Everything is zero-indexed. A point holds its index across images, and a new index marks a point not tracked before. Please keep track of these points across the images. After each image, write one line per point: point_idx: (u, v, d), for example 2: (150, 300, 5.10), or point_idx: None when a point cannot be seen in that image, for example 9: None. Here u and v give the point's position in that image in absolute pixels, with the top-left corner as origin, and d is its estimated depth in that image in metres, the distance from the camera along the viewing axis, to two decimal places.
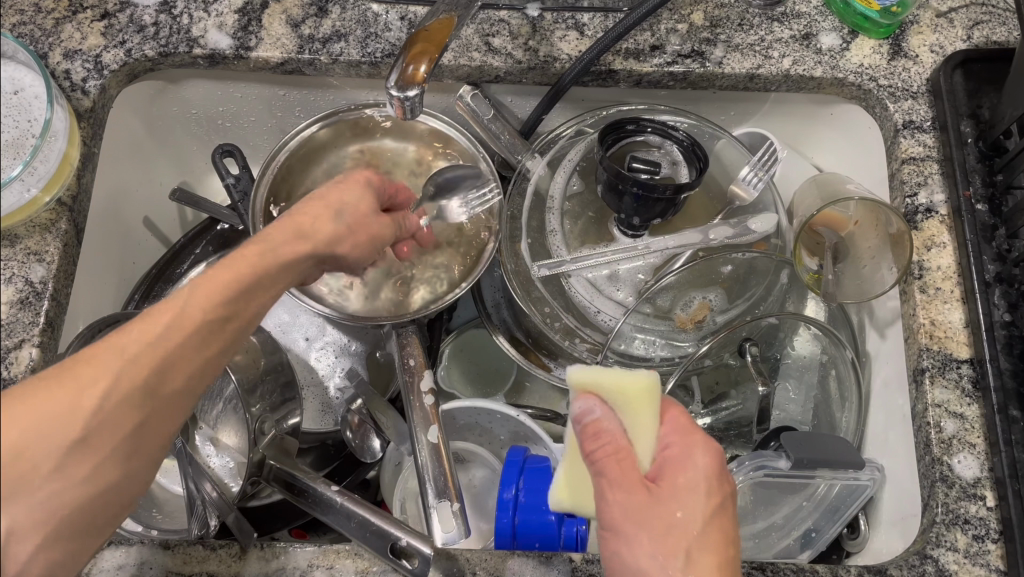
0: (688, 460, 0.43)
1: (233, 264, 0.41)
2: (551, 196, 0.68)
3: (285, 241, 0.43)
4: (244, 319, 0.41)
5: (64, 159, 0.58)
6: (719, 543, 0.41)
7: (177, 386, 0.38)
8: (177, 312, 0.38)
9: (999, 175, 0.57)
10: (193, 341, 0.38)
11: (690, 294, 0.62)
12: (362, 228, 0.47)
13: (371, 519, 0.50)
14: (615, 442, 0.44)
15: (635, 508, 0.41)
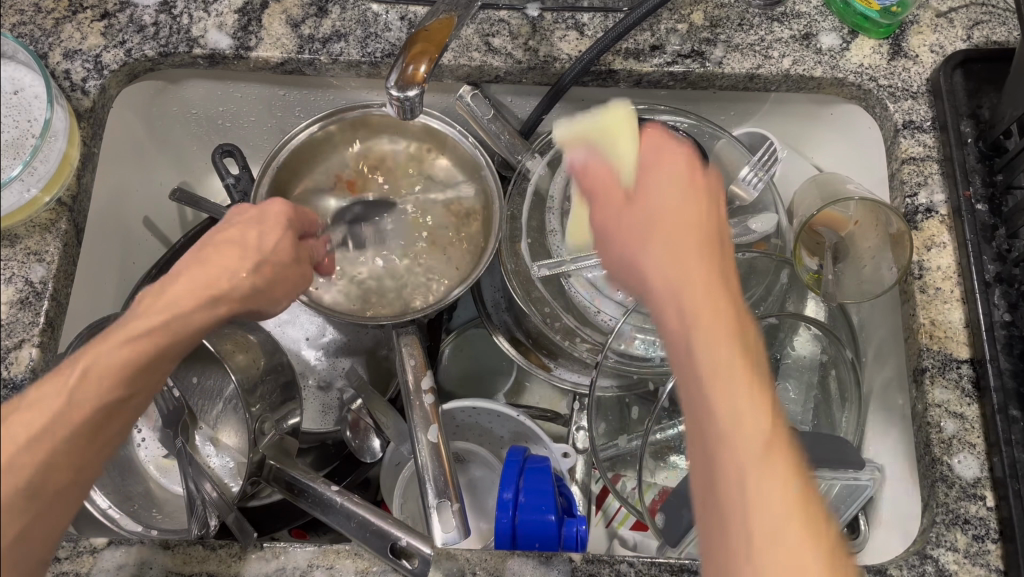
0: (666, 149, 0.43)
1: (116, 346, 0.41)
2: (551, 197, 0.68)
3: (187, 297, 0.43)
4: (140, 394, 0.42)
5: (64, 160, 0.58)
6: (696, 209, 0.40)
7: (62, 483, 0.39)
8: (59, 415, 0.38)
9: (999, 175, 0.57)
10: (81, 431, 0.39)
11: None
12: (267, 277, 0.46)
13: (371, 519, 0.50)
14: (601, 179, 0.45)
15: (616, 219, 0.42)
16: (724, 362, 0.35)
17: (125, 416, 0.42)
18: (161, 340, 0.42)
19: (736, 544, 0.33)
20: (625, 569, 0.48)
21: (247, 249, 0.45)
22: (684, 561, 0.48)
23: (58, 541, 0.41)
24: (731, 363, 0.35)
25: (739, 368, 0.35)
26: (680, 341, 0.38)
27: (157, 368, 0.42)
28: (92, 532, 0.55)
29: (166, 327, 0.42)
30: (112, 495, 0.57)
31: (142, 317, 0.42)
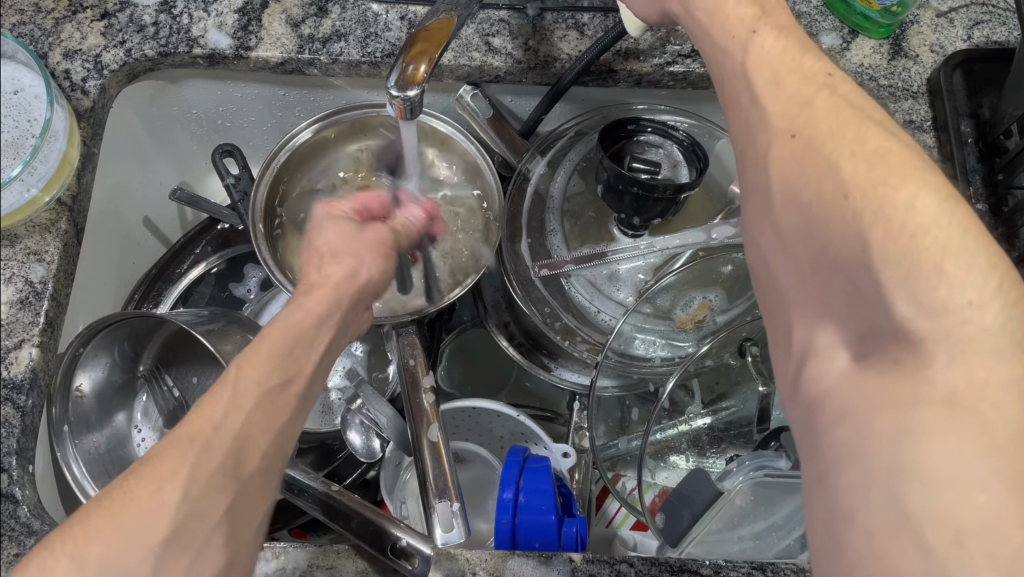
0: None
1: (269, 334, 0.40)
2: (551, 197, 0.68)
3: (313, 295, 0.43)
4: (305, 378, 0.40)
5: (64, 159, 0.58)
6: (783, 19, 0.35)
7: (258, 460, 0.36)
8: (232, 398, 0.37)
9: (999, 175, 0.57)
10: (257, 415, 0.37)
11: (690, 293, 0.62)
12: (350, 252, 0.46)
13: (372, 519, 0.50)
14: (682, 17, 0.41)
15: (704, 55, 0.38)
16: (924, 219, 0.26)
17: (297, 397, 0.39)
18: (300, 326, 0.41)
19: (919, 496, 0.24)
20: (625, 569, 0.48)
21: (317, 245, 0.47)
22: (684, 561, 0.48)
23: (258, 537, 0.37)
24: (949, 224, 0.26)
25: (952, 219, 0.26)
26: (830, 211, 0.28)
27: (311, 341, 0.41)
28: None
29: (289, 312, 0.42)
30: None
31: (281, 315, 0.42)
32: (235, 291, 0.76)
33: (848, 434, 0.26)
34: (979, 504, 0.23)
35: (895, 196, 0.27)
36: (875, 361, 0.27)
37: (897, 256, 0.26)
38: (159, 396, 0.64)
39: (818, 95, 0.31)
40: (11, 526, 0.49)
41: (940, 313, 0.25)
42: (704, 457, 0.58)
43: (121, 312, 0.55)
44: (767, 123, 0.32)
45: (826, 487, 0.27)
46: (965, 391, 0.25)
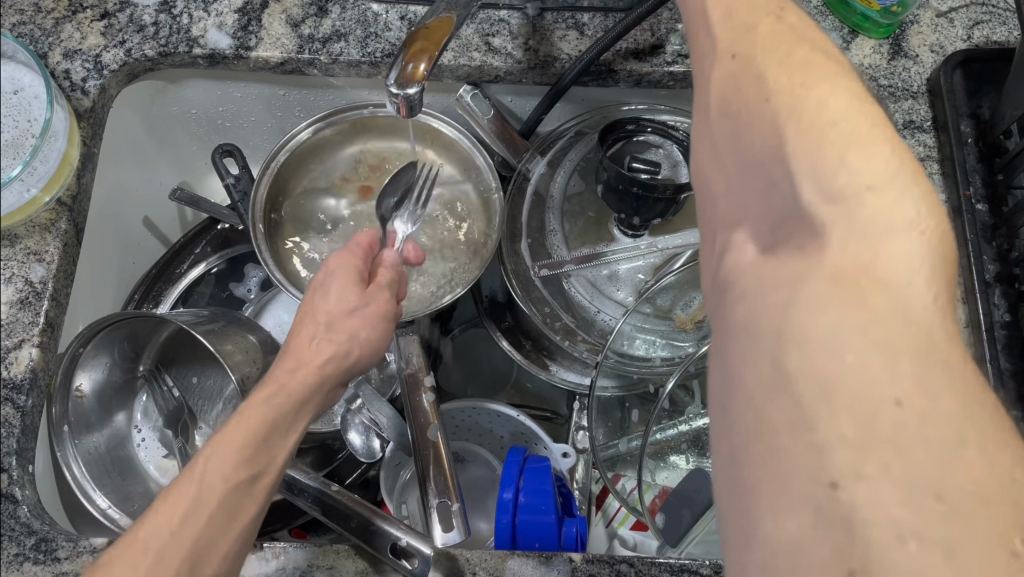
0: None
1: (236, 429, 0.41)
2: (552, 197, 0.68)
3: (288, 380, 0.44)
4: (271, 475, 0.42)
5: (64, 159, 0.58)
6: None
7: (216, 565, 0.39)
8: (200, 487, 0.39)
9: (999, 175, 0.57)
10: (216, 518, 0.39)
11: (691, 294, 0.61)
12: (346, 327, 0.47)
13: (371, 518, 0.50)
14: None
15: None
16: (834, 109, 0.24)
17: (262, 493, 0.41)
18: (277, 415, 0.43)
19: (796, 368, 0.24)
20: (625, 569, 0.48)
21: (317, 308, 0.47)
22: (683, 561, 0.48)
23: None
24: (858, 117, 0.24)
25: (865, 114, 0.24)
26: (753, 117, 0.27)
27: (284, 430, 0.43)
28: (94, 531, 0.60)
29: (274, 390, 0.43)
30: (114, 495, 0.58)
31: (261, 393, 0.44)
32: (235, 291, 0.75)
33: (746, 312, 0.26)
34: (868, 391, 0.22)
35: (806, 95, 0.25)
36: (781, 248, 0.26)
37: (800, 150, 0.25)
38: (159, 397, 0.64)
39: (756, 20, 0.30)
40: (11, 526, 0.49)
41: (842, 200, 0.24)
42: (704, 458, 0.56)
43: (121, 312, 0.54)
44: (713, 48, 0.31)
45: (729, 380, 0.26)
46: (866, 276, 0.23)
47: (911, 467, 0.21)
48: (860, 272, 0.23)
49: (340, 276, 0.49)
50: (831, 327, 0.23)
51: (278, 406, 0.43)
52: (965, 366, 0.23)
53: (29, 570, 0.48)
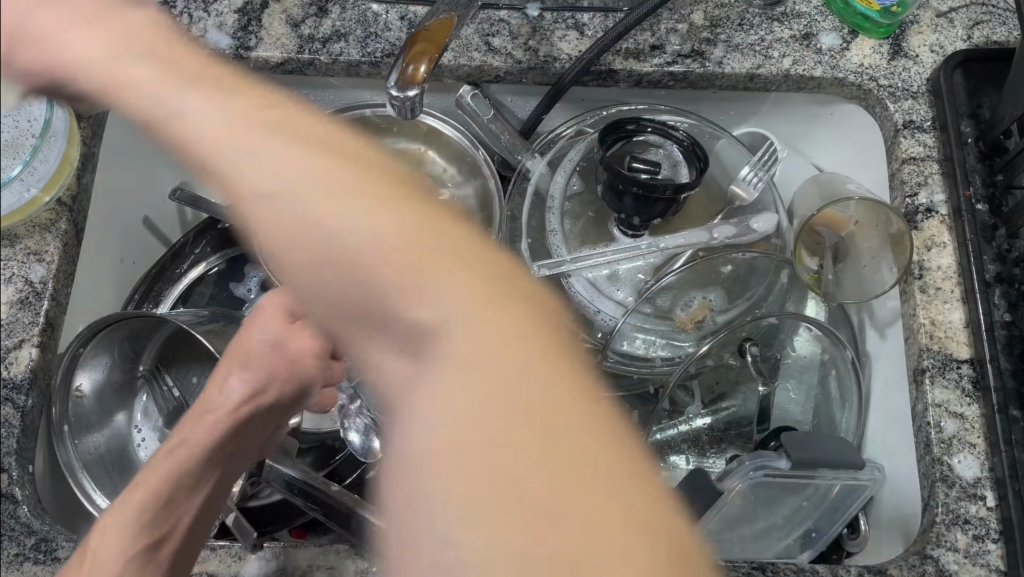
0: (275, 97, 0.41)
1: (142, 492, 0.46)
2: (551, 197, 0.67)
3: (192, 436, 0.48)
4: (178, 535, 0.46)
5: (64, 159, 0.59)
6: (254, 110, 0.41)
7: None
8: (124, 527, 0.45)
9: (999, 175, 0.57)
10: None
11: (690, 293, 0.62)
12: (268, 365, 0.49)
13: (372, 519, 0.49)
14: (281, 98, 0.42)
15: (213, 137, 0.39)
16: (371, 247, 0.31)
17: (169, 555, 0.45)
18: (178, 472, 0.46)
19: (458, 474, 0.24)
20: None
21: (243, 344, 0.50)
22: None
23: None
24: (372, 251, 0.30)
25: (412, 234, 0.31)
26: (360, 270, 0.30)
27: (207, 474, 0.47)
28: None
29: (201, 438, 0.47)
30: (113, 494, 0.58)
31: (166, 453, 0.48)
32: (235, 291, 0.74)
33: (412, 437, 0.26)
34: (486, 468, 0.25)
35: (346, 241, 0.31)
36: (419, 370, 0.27)
37: (388, 286, 0.30)
38: (159, 396, 0.64)
39: (264, 159, 0.36)
40: (11, 526, 0.49)
41: (443, 314, 0.28)
42: (704, 457, 0.59)
43: (121, 313, 0.55)
44: (295, 196, 0.33)
45: (407, 476, 0.25)
46: (475, 369, 0.26)
47: (482, 534, 0.24)
48: (463, 362, 0.27)
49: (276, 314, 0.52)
50: (478, 403, 0.26)
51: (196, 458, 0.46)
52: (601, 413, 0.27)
53: (29, 570, 0.47)
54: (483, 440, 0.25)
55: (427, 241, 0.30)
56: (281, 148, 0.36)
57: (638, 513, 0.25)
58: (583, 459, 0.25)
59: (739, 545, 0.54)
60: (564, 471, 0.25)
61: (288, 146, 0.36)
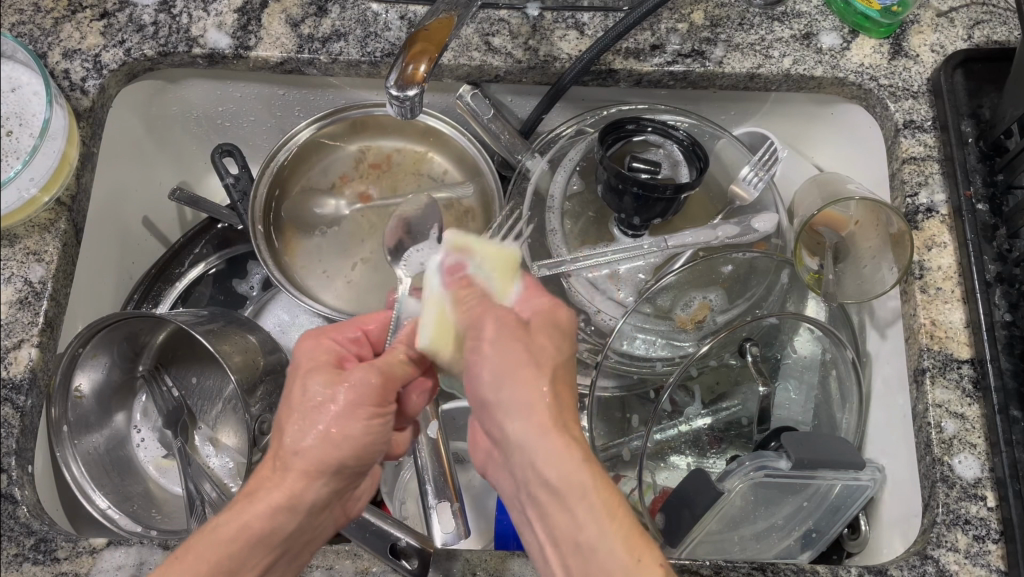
0: (499, 359, 0.43)
1: (254, 499, 0.43)
2: (551, 196, 0.67)
3: (269, 489, 0.43)
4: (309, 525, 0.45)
5: (64, 159, 0.58)
6: (525, 373, 0.43)
7: (303, 538, 0.45)
8: (249, 527, 0.42)
9: (1000, 175, 0.57)
10: (247, 547, 0.42)
11: (690, 293, 0.61)
12: (344, 388, 0.44)
13: (371, 519, 0.49)
14: (513, 363, 0.43)
15: (520, 386, 0.42)
16: (533, 435, 0.41)
17: (313, 519, 0.45)
18: (290, 488, 0.43)
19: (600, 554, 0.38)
20: None
21: (328, 380, 0.45)
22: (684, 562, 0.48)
23: (316, 546, 0.47)
24: (535, 445, 0.40)
25: (543, 450, 0.40)
26: (534, 452, 0.40)
27: (312, 513, 0.44)
28: (94, 533, 0.60)
29: (299, 471, 0.43)
30: (113, 495, 0.59)
31: (263, 481, 0.44)
32: (239, 287, 0.75)
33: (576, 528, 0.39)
34: (580, 541, 0.39)
35: (528, 433, 0.41)
36: (566, 501, 0.39)
37: (541, 456, 0.40)
38: (158, 397, 0.64)
39: (499, 387, 0.43)
40: (11, 526, 0.49)
41: (532, 463, 0.40)
42: (704, 457, 0.58)
43: (122, 312, 0.55)
44: (529, 419, 0.41)
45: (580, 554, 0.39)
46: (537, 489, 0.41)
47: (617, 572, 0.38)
48: (546, 483, 0.40)
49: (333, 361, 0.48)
50: (550, 490, 0.40)
51: (302, 493, 0.43)
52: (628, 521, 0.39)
53: (29, 570, 0.47)
54: (552, 504, 0.40)
55: (519, 412, 0.42)
56: (500, 347, 0.44)
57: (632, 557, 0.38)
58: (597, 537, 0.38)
59: (739, 545, 0.54)
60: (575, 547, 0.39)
61: (525, 415, 0.41)
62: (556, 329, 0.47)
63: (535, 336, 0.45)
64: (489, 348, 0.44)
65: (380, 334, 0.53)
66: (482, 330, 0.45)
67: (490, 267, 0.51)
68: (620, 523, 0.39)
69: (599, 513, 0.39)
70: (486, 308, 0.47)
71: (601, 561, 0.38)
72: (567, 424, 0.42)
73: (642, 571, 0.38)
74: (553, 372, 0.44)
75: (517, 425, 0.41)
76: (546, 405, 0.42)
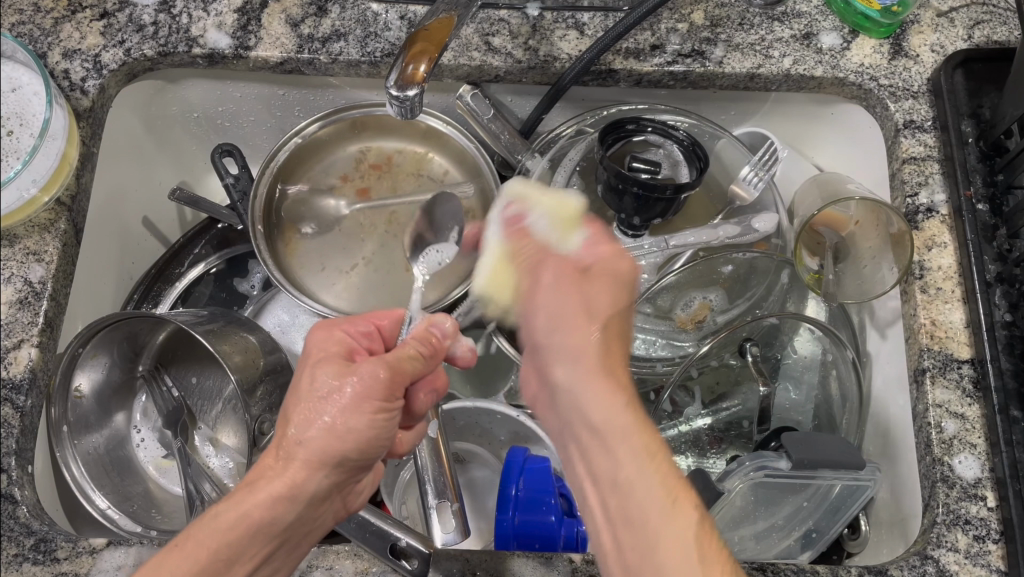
0: (559, 299, 0.46)
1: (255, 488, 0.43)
2: None
3: (271, 479, 0.43)
4: (309, 518, 0.45)
5: (64, 159, 0.58)
6: (579, 319, 0.44)
7: (303, 529, 0.45)
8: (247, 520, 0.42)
9: (1000, 175, 0.57)
10: (244, 538, 0.42)
11: (690, 293, 0.61)
12: (352, 379, 0.44)
13: (372, 519, 0.49)
14: (569, 310, 0.45)
15: (573, 329, 0.44)
16: (579, 379, 0.42)
17: (313, 512, 0.45)
18: (292, 479, 0.43)
19: (636, 494, 0.37)
20: None
21: (335, 372, 0.45)
22: None
23: (315, 539, 0.47)
24: (574, 383, 0.42)
25: (589, 388, 0.41)
26: (582, 397, 0.41)
27: (313, 504, 0.44)
28: (94, 533, 0.60)
29: (302, 462, 0.43)
30: (113, 495, 0.59)
31: (265, 470, 0.44)
32: (240, 286, 0.75)
33: (615, 466, 0.39)
34: (619, 482, 0.38)
35: (573, 377, 0.42)
36: (605, 437, 0.40)
37: (588, 399, 0.41)
38: (158, 397, 0.64)
39: (556, 333, 0.45)
40: (11, 526, 0.49)
41: (580, 405, 0.41)
42: (704, 457, 0.59)
43: (121, 312, 0.55)
44: (577, 362, 0.43)
45: (620, 493, 0.38)
46: (582, 431, 0.41)
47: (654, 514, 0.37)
48: (593, 423, 0.40)
49: (342, 354, 0.48)
50: (594, 429, 0.40)
51: (303, 483, 0.43)
52: (667, 469, 0.38)
53: (29, 569, 0.47)
54: (595, 442, 0.40)
55: (566, 352, 0.43)
56: (561, 296, 0.46)
57: (667, 501, 0.37)
58: (632, 483, 0.38)
59: (739, 545, 0.55)
60: (616, 489, 0.38)
61: (569, 363, 0.43)
62: (618, 279, 0.47)
63: (592, 282, 0.46)
64: (545, 294, 0.47)
65: (391, 329, 0.54)
66: (539, 278, 0.48)
67: (553, 218, 0.52)
68: (660, 464, 0.38)
69: (640, 453, 0.39)
70: (544, 259, 0.49)
71: (637, 500, 0.37)
72: (616, 373, 0.43)
73: (679, 517, 0.37)
74: (606, 321, 0.45)
75: (567, 370, 0.43)
76: (596, 348, 0.43)
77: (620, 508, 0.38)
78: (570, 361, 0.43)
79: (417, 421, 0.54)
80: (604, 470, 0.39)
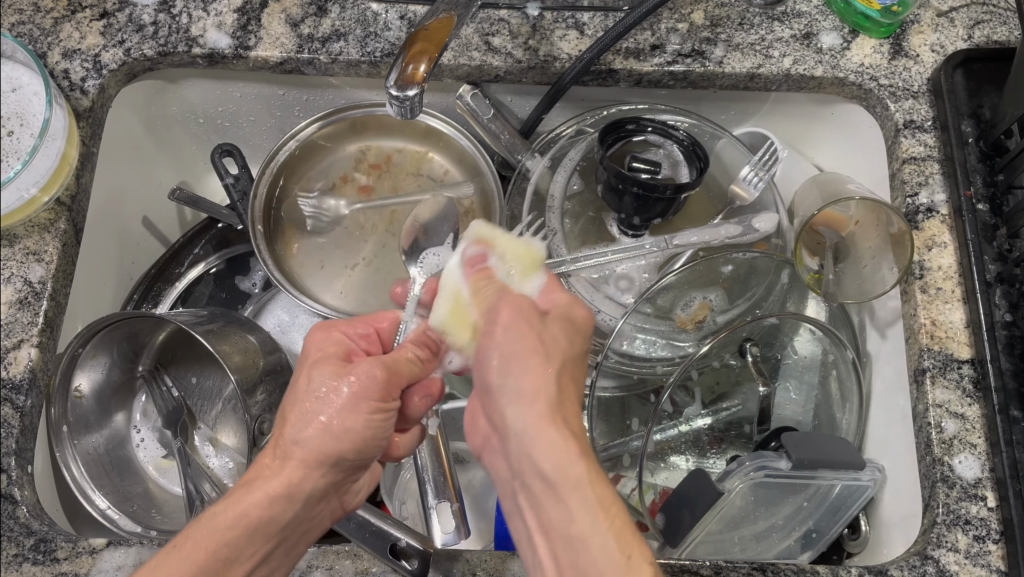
0: (516, 333, 0.43)
1: (250, 490, 0.43)
2: (551, 196, 0.67)
3: (267, 479, 0.43)
4: (303, 518, 0.45)
5: (64, 159, 0.58)
6: (535, 361, 0.42)
7: (299, 529, 0.45)
8: (241, 522, 0.42)
9: (1000, 175, 0.57)
10: (239, 539, 0.42)
11: (691, 293, 0.61)
12: (349, 380, 0.44)
13: (371, 518, 0.49)
14: (528, 348, 0.42)
15: (526, 370, 0.41)
16: (532, 429, 0.39)
17: (308, 513, 0.45)
18: (287, 480, 0.43)
19: (592, 545, 0.36)
20: None
21: (330, 373, 0.45)
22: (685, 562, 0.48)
23: (312, 538, 0.47)
24: (523, 430, 0.40)
25: (543, 438, 0.39)
26: (538, 446, 0.39)
27: (310, 503, 0.44)
28: (93, 533, 0.60)
29: (298, 461, 0.43)
30: (113, 495, 0.59)
31: (261, 471, 0.44)
32: (241, 285, 0.75)
33: (573, 514, 0.37)
34: (571, 535, 0.37)
35: (523, 425, 0.40)
36: (559, 486, 0.38)
37: (541, 452, 0.38)
38: (158, 397, 0.64)
39: (509, 379, 0.41)
40: (11, 526, 0.49)
41: (534, 456, 0.39)
42: (704, 458, 0.58)
43: (121, 312, 0.55)
44: (526, 411, 0.40)
45: (575, 543, 0.37)
46: (538, 481, 0.39)
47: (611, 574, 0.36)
48: (549, 475, 0.38)
49: (339, 354, 0.48)
50: (549, 482, 0.38)
51: (299, 483, 0.43)
52: (622, 520, 0.38)
53: (29, 569, 0.47)
54: (550, 492, 0.38)
55: (511, 399, 0.41)
56: (530, 334, 0.43)
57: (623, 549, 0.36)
58: (586, 537, 0.37)
59: (739, 545, 0.55)
60: (571, 544, 0.37)
61: (520, 408, 0.40)
62: (574, 325, 0.46)
63: (550, 323, 0.45)
64: (500, 332, 0.44)
65: (392, 330, 0.54)
66: (499, 315, 0.45)
67: (511, 260, 0.52)
68: (614, 520, 0.37)
69: (592, 506, 0.37)
70: (504, 296, 0.47)
71: (592, 557, 0.36)
72: (566, 418, 0.41)
73: (636, 571, 0.36)
74: (561, 361, 0.43)
75: (518, 413, 0.40)
76: (550, 393, 0.41)
77: (578, 563, 0.37)
78: (522, 405, 0.40)
79: (413, 425, 0.53)
80: (558, 518, 0.38)
